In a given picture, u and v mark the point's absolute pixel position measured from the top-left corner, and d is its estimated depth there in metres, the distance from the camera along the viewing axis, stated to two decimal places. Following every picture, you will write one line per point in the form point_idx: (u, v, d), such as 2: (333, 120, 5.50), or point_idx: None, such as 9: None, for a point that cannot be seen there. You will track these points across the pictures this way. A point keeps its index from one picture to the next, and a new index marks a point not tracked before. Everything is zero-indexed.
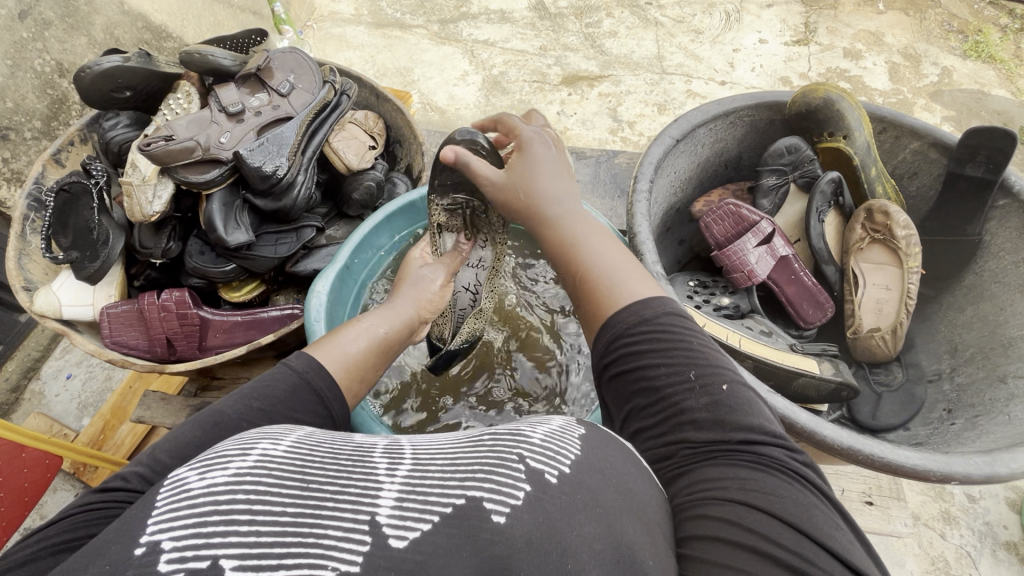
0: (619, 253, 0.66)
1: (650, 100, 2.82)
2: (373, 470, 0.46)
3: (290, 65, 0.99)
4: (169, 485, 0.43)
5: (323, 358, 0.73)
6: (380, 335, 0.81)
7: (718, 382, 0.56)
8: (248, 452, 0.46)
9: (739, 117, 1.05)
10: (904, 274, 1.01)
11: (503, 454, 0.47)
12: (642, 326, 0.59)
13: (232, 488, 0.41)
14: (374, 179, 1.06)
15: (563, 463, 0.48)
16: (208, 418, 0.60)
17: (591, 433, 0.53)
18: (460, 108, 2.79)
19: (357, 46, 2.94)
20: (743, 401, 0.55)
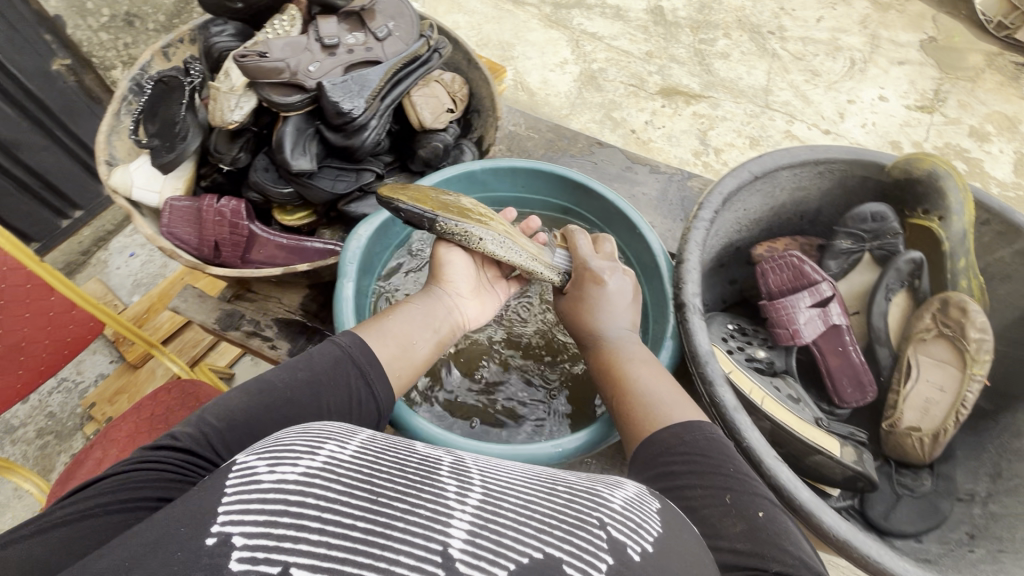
0: (676, 394, 0.73)
1: (744, 132, 2.69)
2: (442, 492, 0.49)
3: (392, 11, 1.00)
4: (239, 472, 0.47)
5: (370, 338, 0.79)
6: (420, 320, 0.85)
7: (754, 509, 0.57)
8: (316, 453, 0.50)
9: (829, 169, 0.98)
10: (964, 379, 0.91)
11: (581, 518, 0.50)
12: (674, 456, 0.63)
13: (303, 490, 0.45)
14: (442, 142, 1.07)
15: (642, 538, 0.51)
16: (252, 388, 0.68)
17: (665, 509, 0.57)
18: (550, 94, 2.77)
19: (467, 11, 2.96)
20: (780, 530, 0.56)
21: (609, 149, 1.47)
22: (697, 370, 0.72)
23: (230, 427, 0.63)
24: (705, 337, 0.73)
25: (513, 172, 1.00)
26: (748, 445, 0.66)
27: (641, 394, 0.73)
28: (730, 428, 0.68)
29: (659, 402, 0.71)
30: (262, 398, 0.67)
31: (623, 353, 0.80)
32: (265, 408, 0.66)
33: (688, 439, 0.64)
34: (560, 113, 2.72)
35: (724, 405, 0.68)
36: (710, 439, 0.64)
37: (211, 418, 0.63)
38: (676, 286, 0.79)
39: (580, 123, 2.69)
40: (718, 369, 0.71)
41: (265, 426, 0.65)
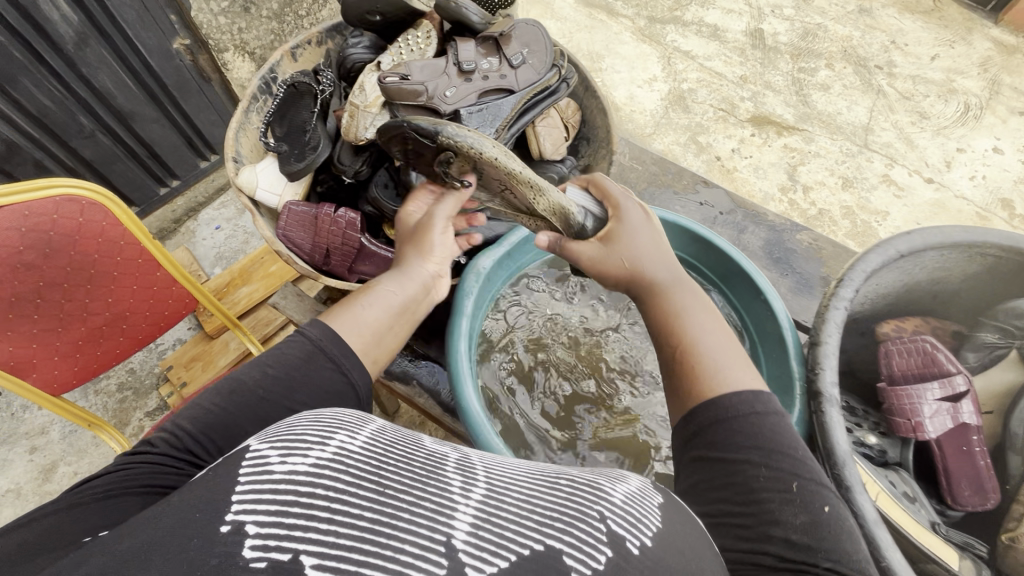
0: (734, 355, 0.71)
1: (836, 171, 2.55)
2: (446, 488, 0.51)
3: (528, 38, 0.98)
4: (253, 461, 0.49)
5: (342, 326, 0.76)
6: (394, 304, 0.82)
7: (821, 504, 0.60)
8: (327, 443, 0.51)
9: (981, 254, 0.90)
10: None
11: (581, 510, 0.53)
12: (740, 424, 0.64)
13: (312, 480, 0.47)
14: (557, 173, 1.05)
15: (642, 533, 0.53)
16: (227, 385, 0.67)
17: (666, 503, 0.60)
18: (635, 111, 2.70)
19: (559, 17, 2.92)
20: (841, 526, 0.59)
21: (714, 189, 1.41)
22: (830, 470, 0.67)
23: (217, 424, 0.64)
24: (842, 434, 0.68)
25: None
26: (887, 565, 0.61)
27: (702, 348, 0.72)
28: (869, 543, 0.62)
29: (721, 358, 0.71)
30: (246, 395, 0.67)
31: (679, 296, 0.79)
32: (239, 405, 0.66)
33: (763, 412, 0.65)
34: (643, 131, 2.65)
35: (864, 517, 0.63)
36: (772, 416, 0.65)
37: (184, 421, 0.64)
38: (811, 369, 0.73)
39: (663, 143, 2.62)
40: (857, 475, 0.66)
41: (244, 421, 0.65)
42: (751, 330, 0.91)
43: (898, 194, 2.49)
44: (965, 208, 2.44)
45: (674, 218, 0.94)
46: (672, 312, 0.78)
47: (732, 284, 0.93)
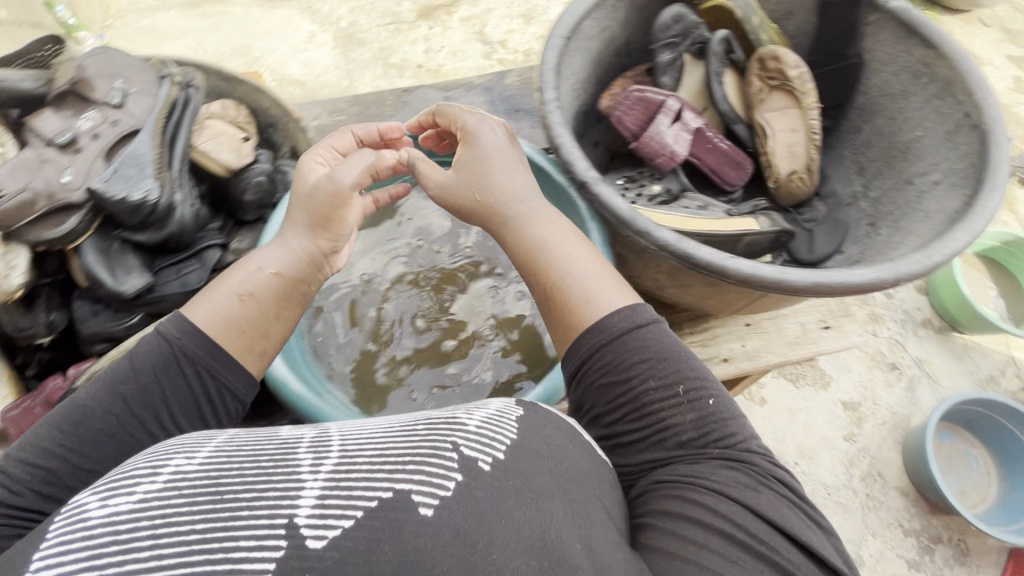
0: (589, 265, 0.69)
1: (513, 13, 2.81)
2: (297, 468, 0.48)
3: (108, 67, 0.84)
4: (69, 509, 0.45)
5: (194, 312, 0.67)
6: (269, 279, 0.70)
7: (705, 399, 0.62)
8: (159, 472, 0.48)
9: (618, 0, 1.02)
10: (805, 113, 1.07)
11: (435, 443, 0.50)
12: (619, 340, 0.64)
13: (134, 516, 0.43)
14: (262, 172, 0.95)
15: (495, 449, 0.51)
16: (70, 407, 0.63)
17: (529, 413, 0.57)
18: (320, 73, 2.70)
19: (176, 36, 2.77)
20: (725, 411, 0.63)
21: (419, 91, 1.40)
22: (630, 231, 0.74)
23: (81, 448, 0.61)
24: (618, 198, 0.76)
25: None
26: (706, 261, 0.71)
27: (574, 278, 0.68)
28: (684, 256, 0.72)
29: (592, 287, 0.67)
30: None
31: (508, 214, 0.73)
32: None
33: (625, 334, 0.64)
34: (341, 87, 2.65)
35: (670, 243, 0.72)
36: (654, 325, 0.65)
37: None
38: (568, 169, 0.79)
39: (367, 84, 2.65)
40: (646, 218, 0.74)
41: None
42: None
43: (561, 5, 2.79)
44: None
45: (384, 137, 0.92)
46: (518, 225, 0.72)
47: None
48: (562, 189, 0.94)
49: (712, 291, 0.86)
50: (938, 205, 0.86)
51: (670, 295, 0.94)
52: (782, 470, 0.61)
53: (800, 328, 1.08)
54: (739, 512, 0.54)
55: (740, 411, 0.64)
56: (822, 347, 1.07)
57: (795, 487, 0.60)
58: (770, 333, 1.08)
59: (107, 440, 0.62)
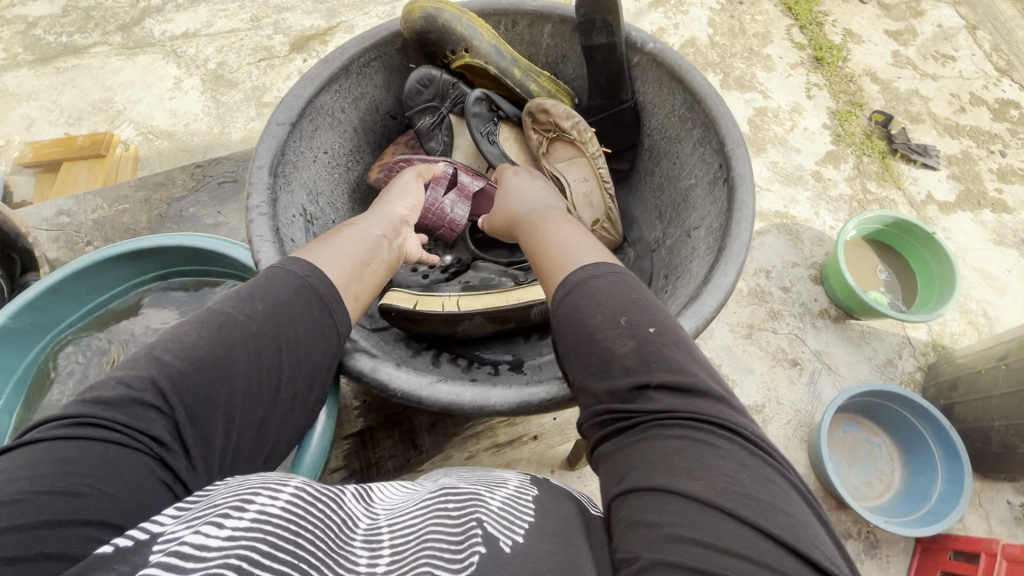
0: (592, 242, 0.72)
1: None
2: (354, 559, 0.45)
3: None
4: (161, 542, 0.41)
5: (310, 253, 0.70)
6: (371, 240, 0.78)
7: (646, 326, 0.58)
8: (244, 510, 0.43)
9: (364, 66, 0.92)
10: (591, 161, 1.00)
11: (461, 524, 0.47)
12: (587, 283, 0.63)
13: (224, 556, 0.39)
14: None
15: (513, 531, 0.47)
16: (210, 321, 0.61)
17: (543, 492, 0.54)
18: (189, 122, 2.19)
19: (31, 95, 2.26)
20: (678, 348, 0.57)
21: (215, 164, 1.28)
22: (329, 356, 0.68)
23: (196, 370, 0.58)
24: None
25: (53, 292, 0.80)
26: (399, 392, 0.62)
27: (559, 248, 0.72)
28: (379, 386, 0.64)
29: (575, 250, 0.70)
30: None
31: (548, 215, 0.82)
32: None
33: (588, 279, 0.63)
34: (213, 134, 2.16)
35: (362, 373, 0.64)
36: (620, 271, 0.65)
37: None
38: None
39: (241, 129, 2.16)
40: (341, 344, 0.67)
41: None
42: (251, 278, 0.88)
43: None
44: None
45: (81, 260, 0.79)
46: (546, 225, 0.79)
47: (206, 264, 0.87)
48: None
49: None
50: (698, 269, 0.79)
51: None
52: (785, 465, 0.51)
53: None
54: (723, 519, 0.44)
55: (704, 358, 0.58)
56: None
57: (793, 475, 0.50)
58: None
59: (313, 339, 0.65)
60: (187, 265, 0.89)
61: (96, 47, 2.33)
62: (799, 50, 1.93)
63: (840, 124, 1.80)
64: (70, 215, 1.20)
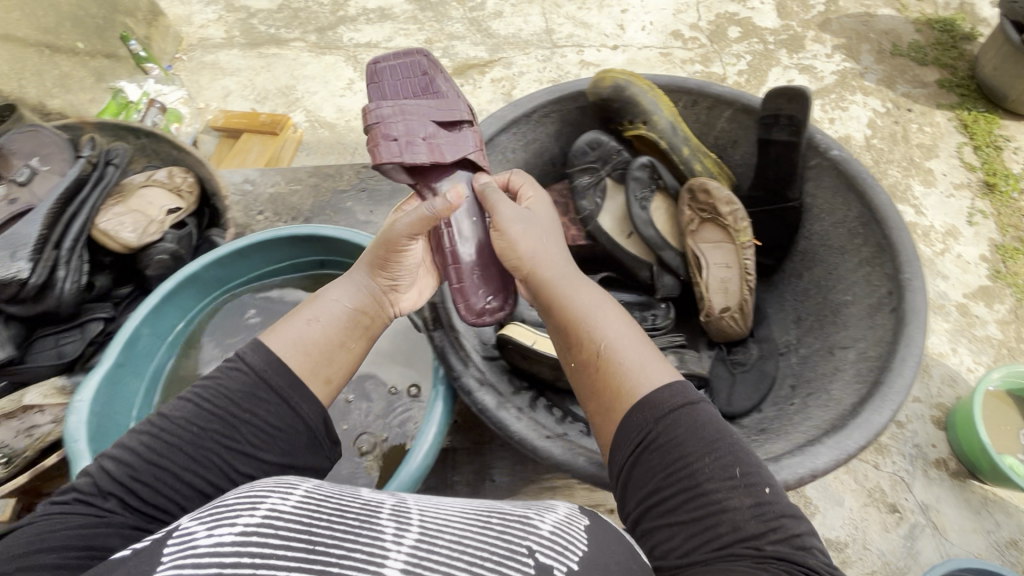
0: (648, 347, 0.66)
1: (544, 79, 2.21)
2: (380, 534, 0.48)
3: (31, 145, 0.91)
4: (179, 538, 0.46)
5: (273, 341, 0.68)
6: (340, 313, 0.73)
7: (763, 488, 0.55)
8: (257, 508, 0.48)
9: (545, 115, 0.99)
10: (739, 250, 0.99)
11: (511, 547, 0.49)
12: (670, 419, 0.58)
13: (238, 550, 0.44)
14: (166, 252, 0.98)
15: (568, 558, 0.50)
16: (153, 420, 0.61)
17: (596, 523, 0.56)
18: (351, 120, 2.21)
19: (233, 71, 2.31)
20: (784, 506, 0.54)
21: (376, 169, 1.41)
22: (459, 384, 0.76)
23: (152, 456, 0.59)
24: (455, 352, 0.77)
25: (240, 254, 0.91)
26: (517, 436, 0.70)
27: (620, 349, 0.66)
28: (499, 424, 0.71)
29: (639, 364, 0.64)
30: None
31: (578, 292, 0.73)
32: None
33: (665, 414, 0.58)
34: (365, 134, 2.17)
35: (487, 408, 0.72)
36: (700, 405, 0.60)
37: None
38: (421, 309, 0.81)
39: None
40: (475, 376, 0.75)
41: None
42: None
43: (598, 73, 2.19)
44: (657, 53, 2.19)
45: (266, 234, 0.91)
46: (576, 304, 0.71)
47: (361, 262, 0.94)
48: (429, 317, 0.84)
49: None
50: (841, 393, 0.75)
51: None
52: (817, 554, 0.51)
53: None
54: None
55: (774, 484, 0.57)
56: None
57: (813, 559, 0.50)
58: None
59: (283, 431, 0.64)
60: (347, 261, 0.97)
61: (294, 42, 2.38)
62: (967, 170, 1.76)
63: (1001, 259, 1.60)
64: (253, 184, 1.39)
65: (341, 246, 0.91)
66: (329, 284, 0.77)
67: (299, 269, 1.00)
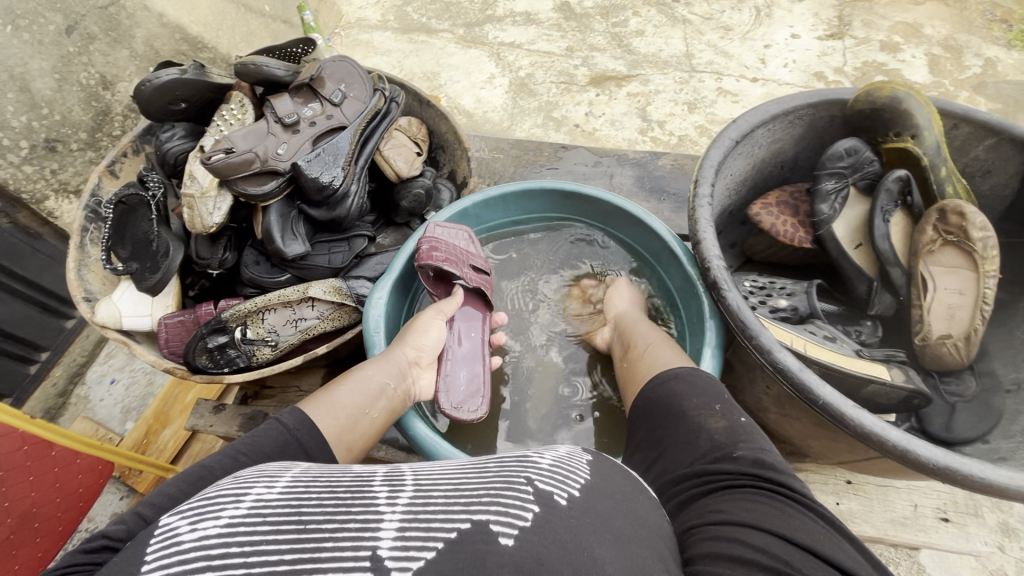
0: (671, 347, 0.81)
1: (679, 99, 2.25)
2: (373, 501, 0.45)
3: (340, 73, 0.99)
4: (159, 534, 0.40)
5: (314, 408, 0.68)
6: (374, 386, 0.76)
7: (736, 415, 0.65)
8: (243, 498, 0.44)
9: (798, 117, 1.02)
10: (979, 278, 0.94)
11: (508, 479, 0.48)
12: (675, 388, 0.71)
13: (224, 540, 0.40)
14: (423, 187, 1.05)
15: (568, 487, 0.49)
16: (196, 471, 0.53)
17: (596, 460, 0.56)
18: (488, 111, 2.30)
19: (384, 51, 2.46)
20: (752, 431, 0.63)
21: (575, 151, 1.49)
22: (751, 343, 0.72)
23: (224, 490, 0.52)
24: (748, 310, 0.74)
25: (504, 198, 1.04)
26: (824, 402, 0.66)
27: (650, 358, 0.80)
28: (801, 388, 0.68)
29: (661, 358, 0.79)
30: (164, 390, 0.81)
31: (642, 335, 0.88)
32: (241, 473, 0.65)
33: (661, 381, 0.73)
34: (501, 126, 2.25)
35: (789, 369, 0.68)
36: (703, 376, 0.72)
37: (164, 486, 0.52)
38: (703, 264, 0.79)
39: (524, 130, 2.23)
40: (771, 337, 0.71)
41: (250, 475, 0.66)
42: (645, 250, 1.03)
43: (737, 101, 2.23)
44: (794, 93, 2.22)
45: (539, 184, 1.03)
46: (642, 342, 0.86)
47: (611, 222, 1.05)
48: (689, 279, 0.91)
49: (818, 433, 0.80)
50: None
51: (772, 422, 0.88)
52: (798, 483, 0.56)
53: (911, 509, 0.95)
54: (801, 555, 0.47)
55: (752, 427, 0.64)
56: (931, 541, 0.92)
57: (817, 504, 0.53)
58: (873, 501, 0.95)
59: None
60: (593, 222, 1.08)
61: (444, 33, 2.50)
62: None
63: None
64: None
65: (601, 205, 1.01)
66: (369, 360, 0.80)
67: (542, 224, 1.12)
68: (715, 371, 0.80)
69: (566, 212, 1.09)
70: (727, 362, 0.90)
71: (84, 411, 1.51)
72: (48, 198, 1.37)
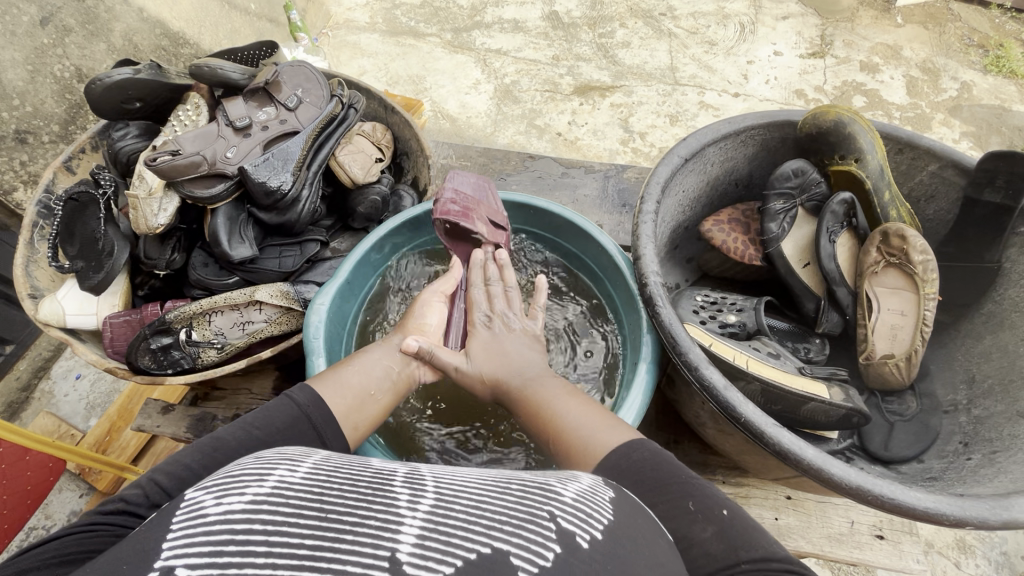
0: (592, 412, 0.67)
1: (662, 111, 2.28)
2: (394, 500, 0.42)
3: (299, 78, 0.99)
4: (186, 508, 0.40)
5: (322, 387, 0.71)
6: (379, 370, 0.78)
7: (718, 508, 0.52)
8: (266, 478, 0.43)
9: (749, 137, 1.04)
10: (919, 300, 0.98)
11: (531, 510, 0.43)
12: (628, 472, 0.56)
13: (249, 517, 0.39)
14: (379, 193, 1.06)
15: (591, 525, 0.43)
16: (208, 445, 0.57)
17: (621, 497, 0.49)
18: (472, 116, 2.31)
19: (371, 53, 2.46)
20: (748, 525, 0.51)
21: (542, 161, 1.50)
22: (680, 359, 0.73)
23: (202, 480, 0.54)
24: (680, 326, 0.76)
25: None
26: (746, 419, 0.67)
27: (568, 426, 0.66)
28: (726, 405, 0.69)
29: (590, 429, 0.64)
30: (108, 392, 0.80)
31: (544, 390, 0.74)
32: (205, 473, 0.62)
33: (625, 463, 0.57)
34: (484, 132, 2.26)
35: (715, 386, 0.70)
36: (655, 449, 0.58)
37: None
38: (641, 279, 0.81)
39: (506, 137, 2.24)
40: (699, 352, 0.73)
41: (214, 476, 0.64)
42: (592, 263, 1.03)
43: (718, 116, 2.26)
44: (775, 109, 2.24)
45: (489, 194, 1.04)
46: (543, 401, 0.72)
47: (560, 233, 1.05)
48: (631, 294, 0.92)
49: (751, 449, 0.81)
50: None
51: (710, 436, 0.89)
52: None
53: (848, 525, 0.96)
54: None
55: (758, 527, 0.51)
56: (868, 558, 0.94)
57: None
58: (811, 517, 0.97)
59: None
60: (545, 232, 1.08)
61: (431, 37, 2.51)
62: None
63: None
64: None
65: (551, 217, 1.03)
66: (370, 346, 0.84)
67: None
68: (648, 386, 0.81)
69: (521, 223, 1.10)
70: (669, 377, 0.91)
71: (48, 406, 1.48)
72: (17, 190, 1.37)
